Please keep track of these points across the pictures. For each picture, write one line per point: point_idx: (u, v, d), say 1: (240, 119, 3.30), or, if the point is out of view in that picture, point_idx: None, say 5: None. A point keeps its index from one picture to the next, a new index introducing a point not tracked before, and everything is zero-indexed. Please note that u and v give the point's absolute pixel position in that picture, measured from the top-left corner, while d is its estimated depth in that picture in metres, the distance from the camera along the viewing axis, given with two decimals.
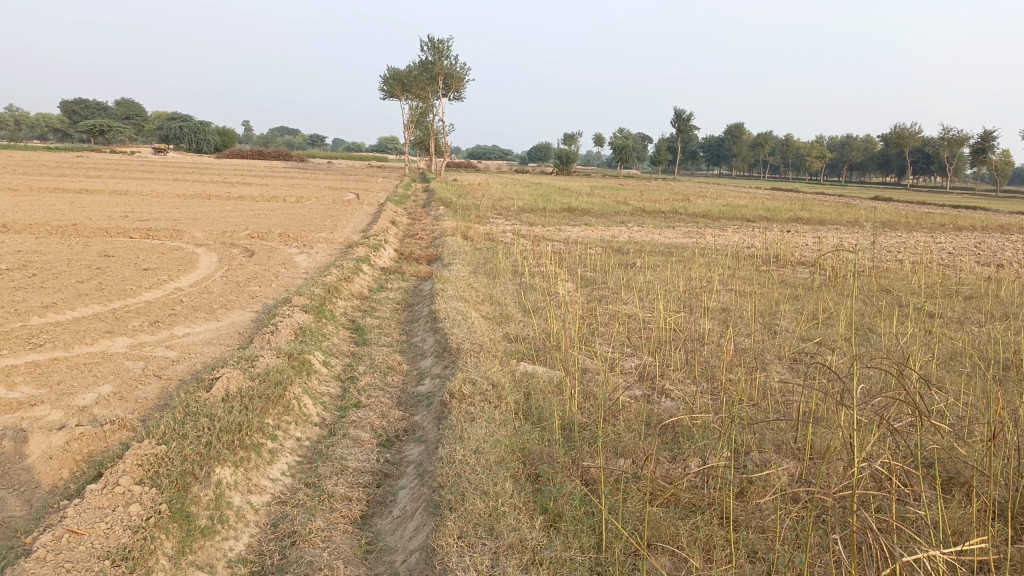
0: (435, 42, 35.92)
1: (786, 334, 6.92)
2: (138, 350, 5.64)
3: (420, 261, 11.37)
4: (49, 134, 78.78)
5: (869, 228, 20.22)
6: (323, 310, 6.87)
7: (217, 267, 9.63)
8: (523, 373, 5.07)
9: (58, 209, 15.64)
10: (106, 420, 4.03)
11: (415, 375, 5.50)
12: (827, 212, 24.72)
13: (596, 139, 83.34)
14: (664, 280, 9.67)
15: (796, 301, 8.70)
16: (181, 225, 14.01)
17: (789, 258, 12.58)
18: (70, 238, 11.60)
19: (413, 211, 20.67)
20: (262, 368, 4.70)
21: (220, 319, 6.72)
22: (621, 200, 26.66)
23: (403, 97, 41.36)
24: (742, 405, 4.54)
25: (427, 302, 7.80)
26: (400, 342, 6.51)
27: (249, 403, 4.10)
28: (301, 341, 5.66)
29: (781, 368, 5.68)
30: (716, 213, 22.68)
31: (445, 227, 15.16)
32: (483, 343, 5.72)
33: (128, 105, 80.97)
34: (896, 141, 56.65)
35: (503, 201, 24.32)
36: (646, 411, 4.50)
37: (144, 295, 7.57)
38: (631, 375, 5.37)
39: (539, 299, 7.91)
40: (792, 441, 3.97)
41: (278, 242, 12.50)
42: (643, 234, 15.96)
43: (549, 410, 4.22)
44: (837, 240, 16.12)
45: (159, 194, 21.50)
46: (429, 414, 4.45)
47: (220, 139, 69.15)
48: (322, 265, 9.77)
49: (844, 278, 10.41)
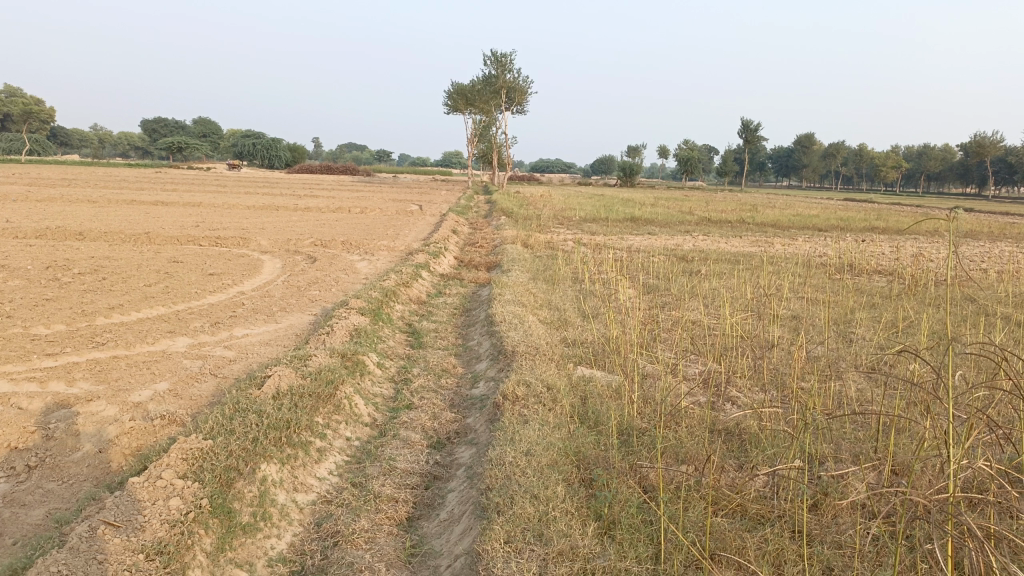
0: (499, 56, 36.11)
1: (863, 343, 6.53)
2: (197, 350, 5.67)
3: (479, 268, 11.30)
4: (132, 151, 82.63)
5: (950, 238, 19.24)
6: (379, 313, 6.81)
7: (279, 273, 9.74)
8: (580, 376, 4.88)
9: (134, 219, 16.20)
10: (159, 415, 4.02)
11: (470, 377, 5.36)
12: (904, 221, 23.70)
13: (660, 151, 82.50)
14: (730, 287, 9.34)
15: (873, 310, 8.25)
16: (248, 233, 14.30)
17: (864, 267, 12.02)
18: (142, 246, 11.95)
19: (475, 221, 20.68)
20: (315, 366, 4.63)
21: (278, 321, 6.74)
22: (685, 210, 26.20)
23: (467, 110, 41.73)
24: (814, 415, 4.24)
25: (484, 307, 7.68)
26: (456, 346, 6.40)
27: (299, 400, 4.03)
28: (356, 342, 5.61)
29: (858, 378, 5.34)
30: (785, 223, 21.99)
31: (505, 235, 15.07)
32: (540, 346, 5.54)
33: (205, 123, 84.11)
34: (978, 149, 54.16)
35: (564, 211, 24.14)
36: (711, 417, 4.25)
37: (207, 298, 7.67)
38: (695, 382, 5.11)
39: (599, 305, 7.70)
40: (873, 451, 3.66)
41: (341, 249, 12.62)
42: (709, 243, 15.54)
43: (606, 414, 4.01)
44: (916, 250, 15.35)
45: (230, 206, 22.09)
46: (481, 416, 4.30)
47: (291, 155, 71.26)
48: (382, 271, 9.79)
49: (925, 287, 9.86)
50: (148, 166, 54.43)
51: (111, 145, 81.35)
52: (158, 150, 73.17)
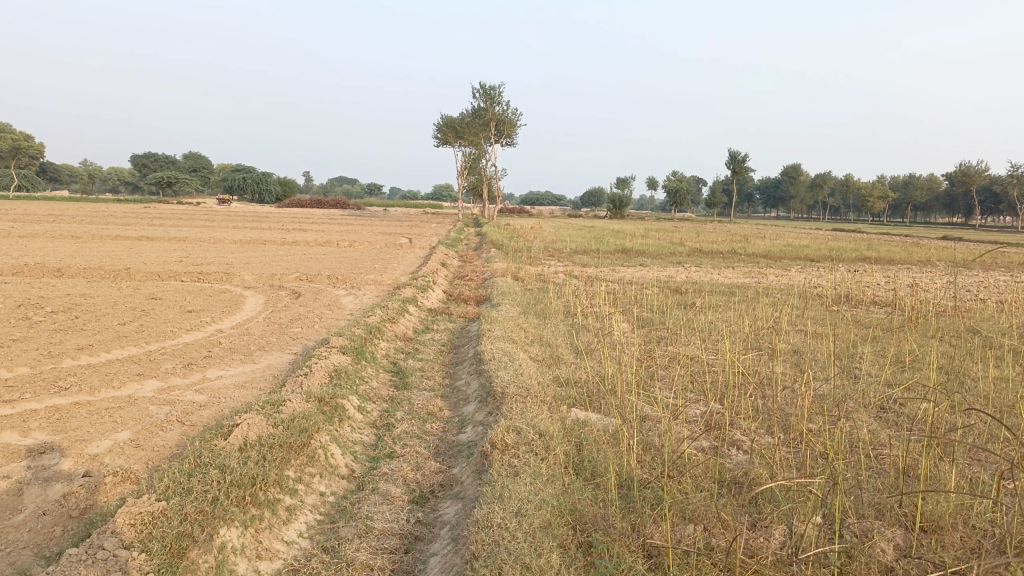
0: (488, 89, 36.23)
1: (869, 379, 6.23)
2: (166, 394, 5.32)
3: (469, 302, 11.01)
4: (122, 187, 82.55)
5: (943, 268, 19.09)
6: (362, 351, 6.48)
7: (261, 309, 9.40)
8: (575, 420, 4.55)
9: (116, 255, 15.85)
10: (115, 471, 3.67)
11: (457, 422, 5.02)
12: (895, 251, 23.60)
13: (650, 183, 82.91)
14: (727, 319, 9.07)
15: (875, 343, 7.98)
16: (231, 268, 13.98)
17: (861, 298, 11.79)
18: (122, 282, 11.61)
19: (465, 254, 20.43)
20: (288, 413, 4.29)
21: (255, 361, 6.39)
22: (676, 242, 26.12)
23: (457, 144, 41.79)
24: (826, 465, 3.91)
25: (473, 343, 7.36)
26: (442, 386, 6.06)
27: (268, 453, 3.68)
28: (335, 385, 5.27)
29: (868, 419, 5.03)
30: (777, 253, 21.82)
31: (496, 268, 14.79)
32: (531, 387, 5.22)
33: (195, 158, 84.22)
34: (964, 179, 54.52)
35: (555, 244, 23.94)
36: (717, 465, 3.92)
37: (183, 337, 7.33)
38: (697, 426, 4.79)
39: (592, 341, 7.40)
40: (897, 506, 3.33)
41: (326, 284, 12.31)
42: (702, 274, 15.31)
43: (603, 465, 3.69)
44: (911, 280, 15.16)
45: (216, 241, 21.78)
46: (468, 466, 3.97)
47: (281, 190, 71.30)
48: (367, 307, 9.48)
49: (925, 319, 9.62)
50: (137, 201, 54.32)
51: (101, 181, 81.32)
52: (148, 186, 73.10)
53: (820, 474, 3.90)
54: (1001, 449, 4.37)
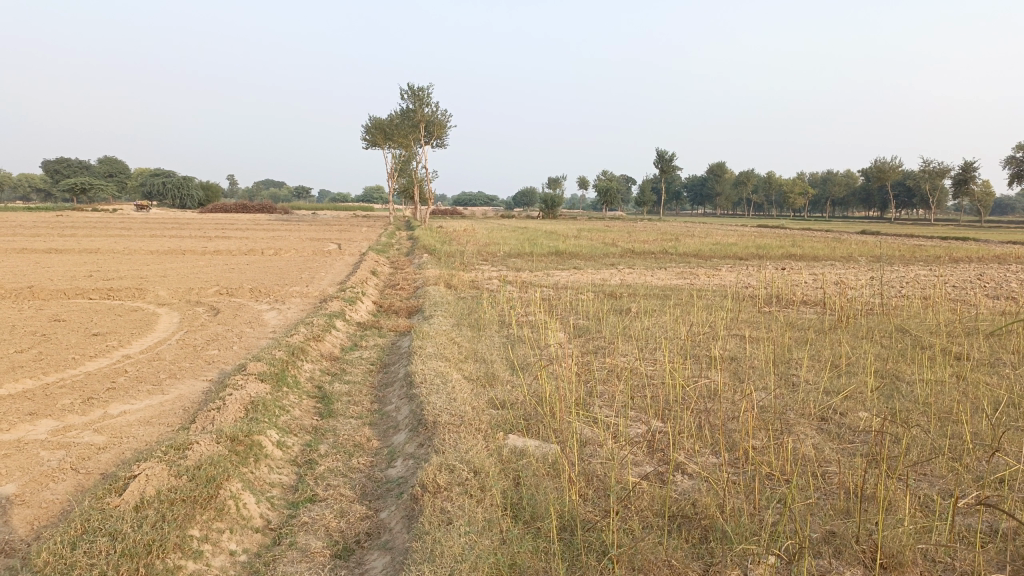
0: (416, 91, 35.69)
1: (808, 387, 6.15)
2: (60, 436, 4.77)
3: (400, 314, 10.62)
4: (31, 194, 78.45)
5: (865, 264, 19.62)
6: (283, 377, 6.05)
7: (175, 329, 8.81)
8: (511, 450, 4.27)
9: (19, 271, 14.81)
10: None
11: (385, 455, 4.66)
12: (818, 248, 24.19)
13: (580, 183, 83.52)
14: (663, 325, 8.94)
15: (809, 346, 7.97)
16: (146, 283, 13.19)
17: (791, 298, 11.90)
18: (22, 302, 10.77)
19: (396, 260, 19.95)
20: (194, 459, 3.87)
21: (165, 393, 5.88)
22: (609, 241, 26.21)
23: (386, 146, 41.10)
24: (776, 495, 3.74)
25: (404, 361, 7.01)
26: (370, 412, 5.69)
27: (167, 512, 3.27)
28: (251, 419, 4.86)
29: (812, 434, 4.91)
30: (706, 252, 22.06)
31: (427, 275, 14.41)
32: (465, 413, 4.91)
33: (111, 163, 80.75)
34: (879, 175, 56.71)
35: (488, 246, 23.68)
36: (663, 495, 3.71)
37: (86, 366, 6.72)
38: (640, 449, 4.57)
39: (528, 355, 7.15)
40: (853, 538, 3.17)
41: (248, 298, 11.71)
42: (636, 277, 15.27)
43: (544, 506, 3.41)
44: (837, 277, 15.46)
45: (131, 252, 20.70)
46: (397, 510, 3.64)
47: (204, 195, 68.97)
48: (291, 323, 9.00)
49: (855, 319, 9.71)
50: (47, 209, 51.64)
51: (8, 188, 77.11)
52: (60, 193, 69.66)
53: (770, 501, 3.72)
54: (945, 461, 4.31)
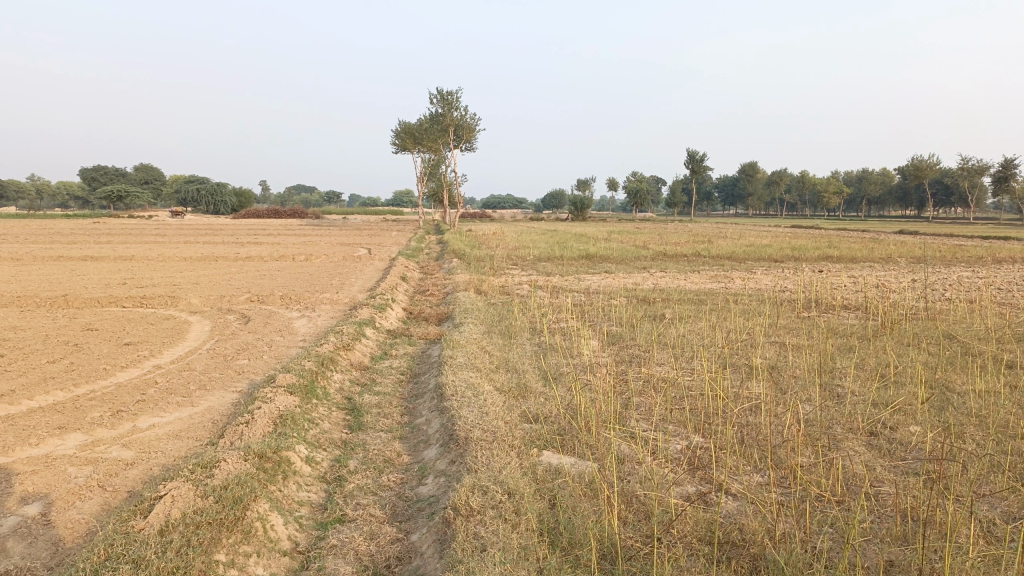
0: (445, 94, 35.68)
1: (854, 399, 5.91)
2: (88, 451, 4.71)
3: (430, 321, 10.52)
4: (70, 201, 80.22)
5: (905, 266, 19.09)
6: (312, 389, 5.96)
7: (206, 338, 8.79)
8: (546, 469, 4.11)
9: (56, 279, 15.01)
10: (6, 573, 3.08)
11: (416, 471, 4.53)
12: (856, 248, 23.62)
13: (609, 184, 83.04)
14: (698, 331, 8.72)
15: (852, 353, 7.69)
16: (178, 291, 13.26)
17: (830, 302, 11.55)
18: (57, 311, 10.86)
19: (426, 265, 19.89)
20: (220, 478, 3.76)
21: (195, 405, 5.81)
22: (640, 244, 25.91)
23: (416, 150, 41.19)
24: (827, 525, 3.52)
25: (434, 371, 6.88)
26: (400, 426, 5.56)
27: (193, 536, 3.17)
28: (279, 433, 4.76)
29: (861, 451, 4.68)
30: (740, 254, 21.63)
31: (458, 281, 14.27)
32: (498, 429, 4.75)
33: (147, 170, 82.29)
34: (915, 173, 55.43)
35: (518, 250, 23.53)
36: (708, 520, 3.52)
37: (117, 377, 6.69)
38: (680, 466, 4.38)
39: (561, 364, 6.97)
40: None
41: (279, 305, 11.70)
42: (669, 281, 14.99)
43: (582, 532, 3.24)
44: (877, 280, 15.05)
45: (165, 258, 20.94)
46: (428, 534, 3.49)
47: (237, 200, 69.87)
48: (321, 331, 8.94)
49: (900, 324, 9.36)
50: (85, 216, 52.74)
51: (48, 195, 78.96)
52: (98, 200, 71.07)
53: (821, 526, 3.52)
54: (1007, 480, 4.06)
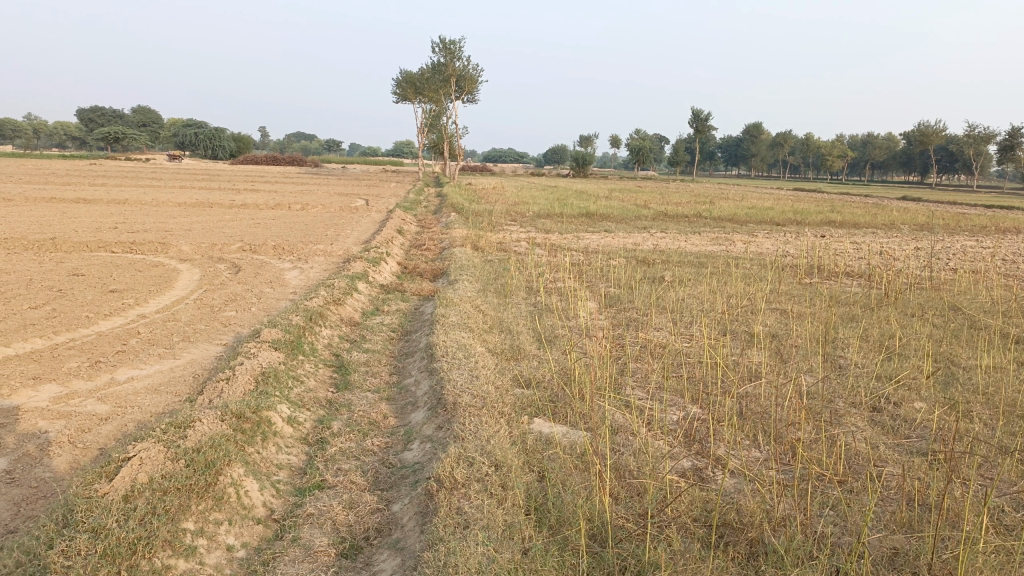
0: (448, 44, 34.83)
1: (857, 371, 5.74)
2: (61, 403, 4.51)
3: (424, 276, 10.31)
4: (69, 142, 79.62)
5: (909, 233, 18.81)
6: (299, 345, 5.76)
7: (195, 287, 8.59)
8: (536, 438, 3.93)
9: (46, 221, 14.73)
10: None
11: (402, 435, 4.35)
12: (859, 214, 23.28)
13: (613, 142, 81.85)
14: (698, 295, 8.52)
15: (854, 323, 7.49)
16: (170, 237, 13.01)
17: (834, 269, 11.32)
18: (45, 255, 10.62)
19: (423, 218, 19.61)
20: (193, 440, 3.57)
21: (176, 357, 5.63)
22: (641, 203, 25.58)
23: (416, 100, 40.45)
24: (828, 516, 3.35)
25: (426, 329, 6.69)
26: (388, 386, 5.38)
27: (158, 503, 2.98)
28: (261, 391, 4.57)
29: (864, 429, 4.52)
30: (743, 216, 21.35)
31: (454, 235, 14.01)
32: (488, 394, 4.57)
33: (145, 113, 81.27)
34: (921, 139, 54.57)
35: (517, 206, 23.17)
36: (703, 498, 3.37)
37: (98, 326, 6.48)
38: (675, 437, 4.22)
39: (557, 326, 6.78)
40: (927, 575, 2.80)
41: (271, 255, 11.46)
42: (669, 242, 14.73)
43: (572, 509, 3.07)
44: (880, 247, 14.79)
45: (160, 203, 20.60)
46: (410, 505, 3.33)
47: (236, 146, 69.02)
48: (312, 284, 8.73)
49: (903, 294, 9.14)
50: (82, 157, 52.19)
51: (44, 135, 78.29)
52: (94, 142, 70.16)
53: (819, 512, 3.37)
54: (1015, 463, 3.90)
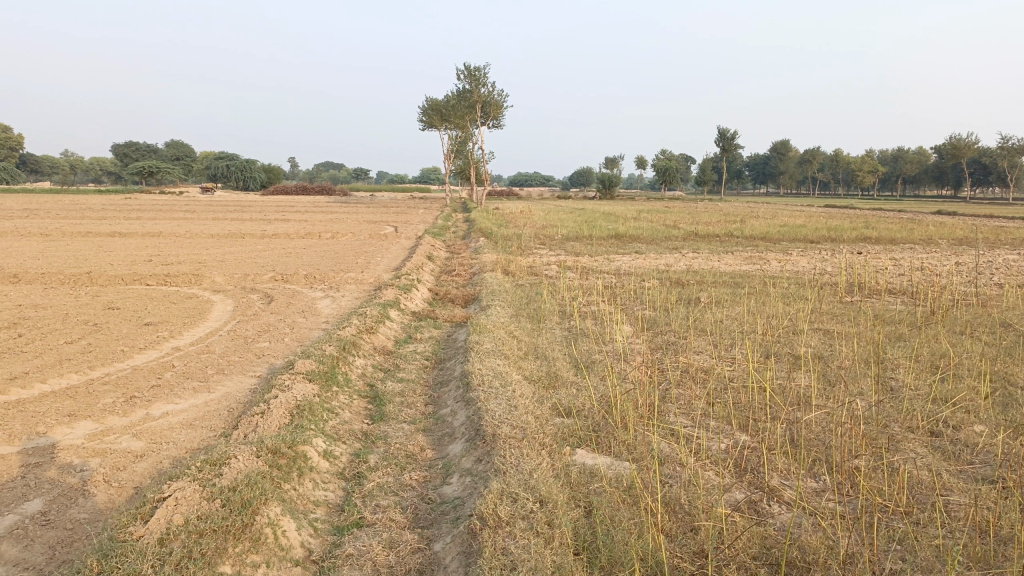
0: (472, 70, 35.10)
1: (909, 393, 5.50)
2: (97, 441, 4.46)
3: (456, 303, 10.23)
4: (105, 177, 81.57)
5: (948, 248, 18.36)
6: (333, 376, 5.67)
7: (228, 319, 8.59)
8: (580, 471, 3.78)
9: (83, 255, 14.96)
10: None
11: (441, 469, 4.22)
12: (895, 229, 22.83)
13: (639, 163, 81.70)
14: (736, 316, 8.32)
15: (902, 342, 7.23)
16: (203, 268, 13.11)
17: (875, 287, 11.03)
18: (82, 289, 10.74)
19: (452, 244, 19.59)
20: (229, 478, 3.48)
21: (211, 390, 5.58)
22: (671, 223, 25.36)
23: (443, 126, 40.78)
24: (897, 553, 3.15)
25: (460, 357, 6.57)
26: (424, 417, 5.26)
27: (194, 547, 2.89)
28: (296, 425, 4.48)
29: (924, 455, 4.29)
30: (775, 234, 21.04)
31: (484, 260, 13.94)
32: (528, 425, 4.42)
33: (178, 147, 83.03)
34: (953, 152, 53.66)
35: (545, 229, 23.11)
36: (760, 534, 3.19)
37: (134, 360, 6.47)
38: (725, 467, 4.04)
39: (594, 351, 6.63)
40: None
41: (303, 284, 11.48)
42: (702, 262, 14.50)
43: (624, 549, 2.91)
44: (920, 262, 14.44)
45: (193, 235, 20.87)
46: (452, 544, 3.19)
47: (266, 176, 70.11)
48: (344, 313, 8.69)
49: (950, 311, 8.84)
50: (117, 191, 53.41)
51: (82, 171, 80.32)
52: (129, 176, 71.75)
53: (886, 547, 3.17)
54: None
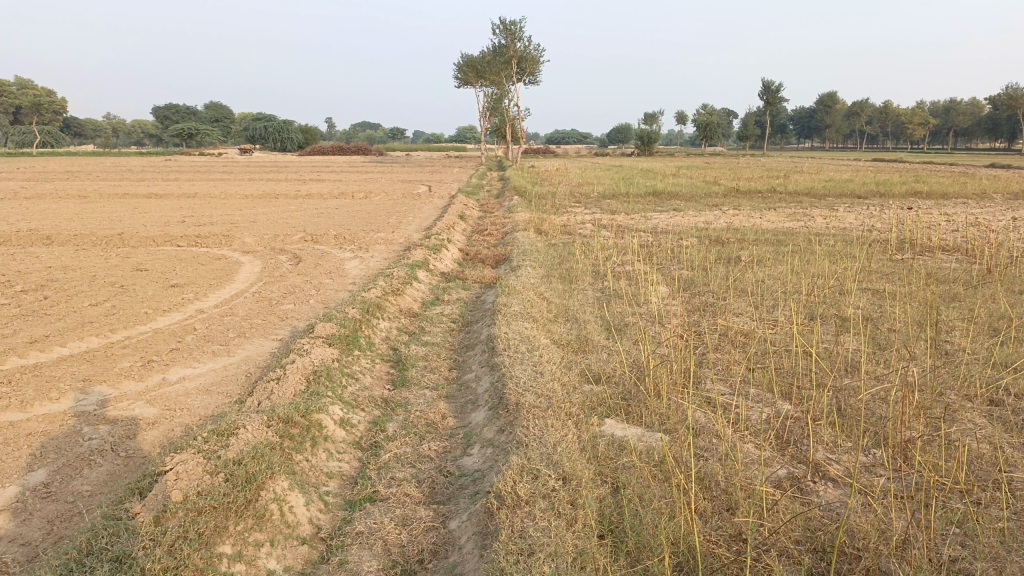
0: (508, 25, 34.27)
1: (966, 358, 5.12)
2: (109, 407, 4.34)
3: (487, 263, 9.99)
4: (146, 139, 82.71)
5: (1004, 203, 17.49)
6: (354, 340, 5.48)
7: (254, 280, 8.45)
8: (608, 444, 3.52)
9: (117, 217, 15.01)
10: None
11: (462, 439, 4.00)
12: (947, 183, 21.89)
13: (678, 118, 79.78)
14: (778, 275, 7.93)
15: (956, 302, 6.79)
16: (234, 229, 13.04)
17: (927, 244, 10.46)
18: (113, 250, 10.73)
19: (486, 203, 19.27)
20: (234, 450, 3.30)
21: (231, 354, 5.44)
22: (711, 180, 24.62)
23: (478, 83, 40.12)
24: (957, 540, 2.84)
25: (487, 320, 6.33)
26: (447, 382, 5.04)
27: (191, 525, 2.71)
28: (311, 392, 4.30)
29: (984, 428, 3.94)
30: (820, 190, 20.31)
31: (517, 219, 13.66)
32: (553, 393, 4.16)
33: (217, 109, 83.54)
34: (1010, 102, 51.13)
35: (581, 186, 22.62)
36: (805, 516, 2.91)
37: (156, 322, 6.36)
38: (764, 440, 3.74)
39: (627, 313, 6.34)
40: None
41: (332, 245, 11.32)
42: (743, 219, 13.98)
43: (654, 536, 2.66)
44: (975, 218, 13.74)
45: (227, 195, 20.86)
46: (468, 524, 2.98)
47: (303, 137, 70.23)
48: (372, 274, 8.49)
49: (1009, 269, 8.31)
50: (157, 154, 54.02)
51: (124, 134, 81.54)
52: (170, 138, 72.44)
53: (944, 535, 2.86)
54: None
